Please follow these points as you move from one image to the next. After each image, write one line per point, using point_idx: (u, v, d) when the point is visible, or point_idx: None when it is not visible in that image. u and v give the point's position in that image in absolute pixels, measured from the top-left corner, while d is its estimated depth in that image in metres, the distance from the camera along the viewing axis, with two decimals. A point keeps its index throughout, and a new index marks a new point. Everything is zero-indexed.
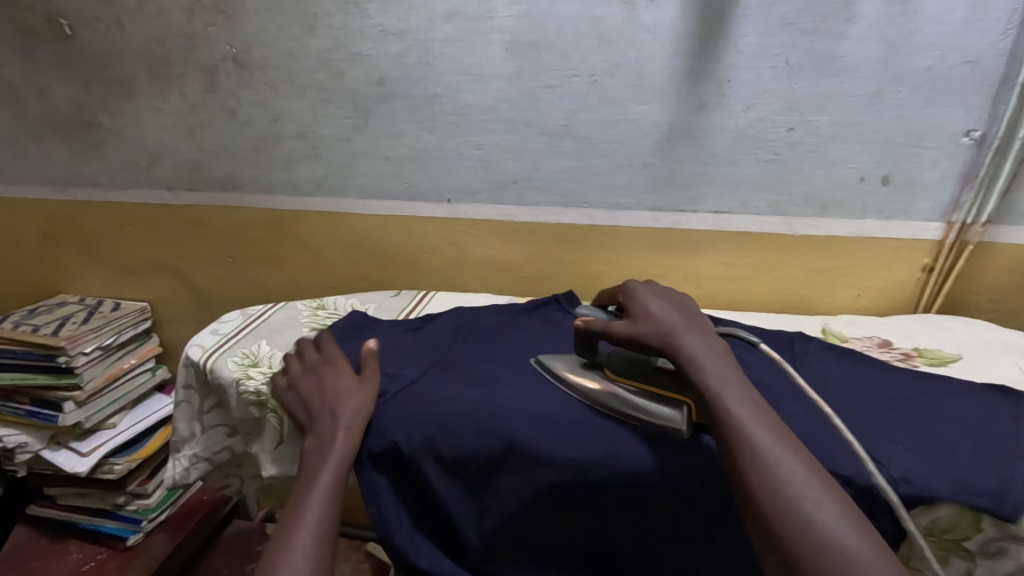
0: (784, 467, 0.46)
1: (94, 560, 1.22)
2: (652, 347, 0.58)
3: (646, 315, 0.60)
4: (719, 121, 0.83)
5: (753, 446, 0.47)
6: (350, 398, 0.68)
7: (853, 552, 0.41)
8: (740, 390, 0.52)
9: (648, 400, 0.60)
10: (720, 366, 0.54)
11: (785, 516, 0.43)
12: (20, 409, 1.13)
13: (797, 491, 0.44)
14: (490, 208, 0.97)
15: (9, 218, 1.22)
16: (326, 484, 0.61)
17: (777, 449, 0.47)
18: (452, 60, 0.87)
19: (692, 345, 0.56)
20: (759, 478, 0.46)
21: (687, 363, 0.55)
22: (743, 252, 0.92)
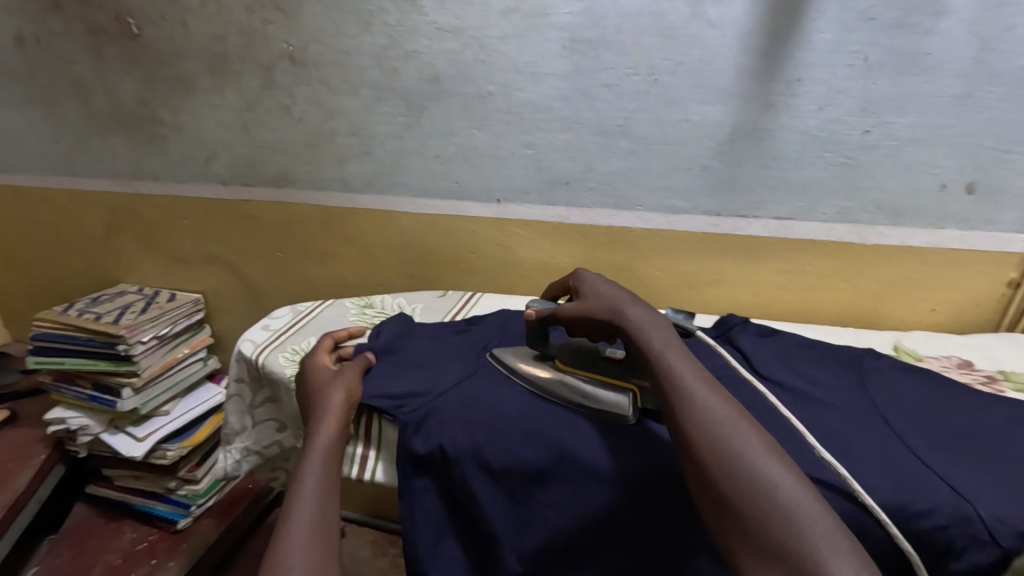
0: (714, 410, 0.49)
1: (147, 540, 1.26)
2: (600, 320, 0.63)
3: (595, 294, 0.66)
4: (786, 123, 0.79)
5: (688, 395, 0.50)
6: (332, 385, 0.68)
7: (778, 482, 0.43)
8: (676, 348, 0.56)
9: (598, 387, 0.65)
10: (663, 331, 0.58)
11: (717, 452, 0.46)
12: (83, 393, 1.18)
13: (726, 430, 0.47)
14: (540, 208, 0.95)
15: (75, 210, 1.27)
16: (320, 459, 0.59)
17: (709, 395, 0.50)
18: (507, 58, 0.85)
19: (636, 313, 0.61)
20: (692, 422, 0.48)
21: (635, 330, 0.59)
22: (808, 260, 0.87)
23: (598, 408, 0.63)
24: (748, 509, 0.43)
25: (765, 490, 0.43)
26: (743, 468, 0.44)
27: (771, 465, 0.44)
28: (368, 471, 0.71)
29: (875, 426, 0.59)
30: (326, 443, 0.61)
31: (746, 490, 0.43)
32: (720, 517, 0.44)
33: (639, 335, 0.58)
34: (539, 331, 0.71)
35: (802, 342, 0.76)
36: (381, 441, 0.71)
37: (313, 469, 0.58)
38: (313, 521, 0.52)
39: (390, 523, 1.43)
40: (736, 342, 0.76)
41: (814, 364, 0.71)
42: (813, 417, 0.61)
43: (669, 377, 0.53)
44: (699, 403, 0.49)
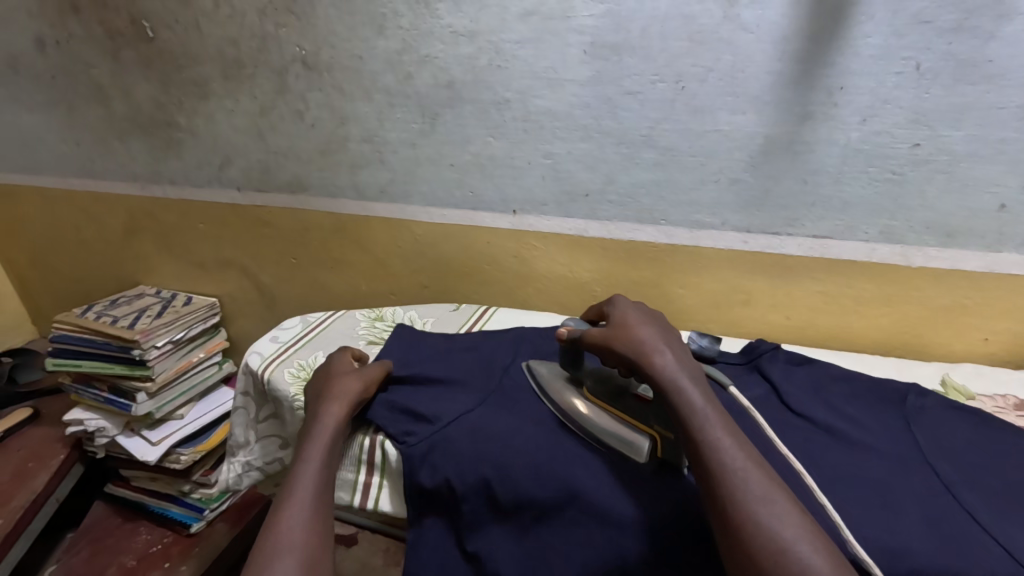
0: (791, 536, 0.42)
1: (161, 542, 1.26)
2: (629, 365, 0.57)
3: (626, 330, 0.60)
4: (827, 135, 0.73)
5: (759, 512, 0.44)
6: (344, 376, 0.70)
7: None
8: (729, 433, 0.49)
9: (618, 427, 0.59)
10: (711, 405, 0.51)
11: (782, 560, 0.41)
12: (100, 395, 1.19)
13: (790, 534, 0.42)
14: (557, 221, 0.91)
15: (96, 213, 1.28)
16: (318, 449, 0.61)
17: (781, 508, 0.44)
18: (525, 63, 0.81)
19: (670, 365, 0.55)
20: (763, 545, 0.42)
21: (671, 391, 0.53)
22: (846, 281, 0.81)
23: (616, 448, 0.58)
24: None
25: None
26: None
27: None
28: (371, 500, 0.69)
29: (920, 476, 0.54)
30: (333, 429, 0.64)
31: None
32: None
33: (674, 389, 0.53)
34: (572, 350, 0.66)
35: (836, 373, 0.70)
36: (385, 468, 0.68)
37: (316, 452, 0.61)
38: (314, 506, 0.55)
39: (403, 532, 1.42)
40: (765, 372, 0.71)
41: (852, 401, 0.65)
42: (851, 466, 0.56)
43: (729, 481, 0.46)
44: (769, 524, 0.43)
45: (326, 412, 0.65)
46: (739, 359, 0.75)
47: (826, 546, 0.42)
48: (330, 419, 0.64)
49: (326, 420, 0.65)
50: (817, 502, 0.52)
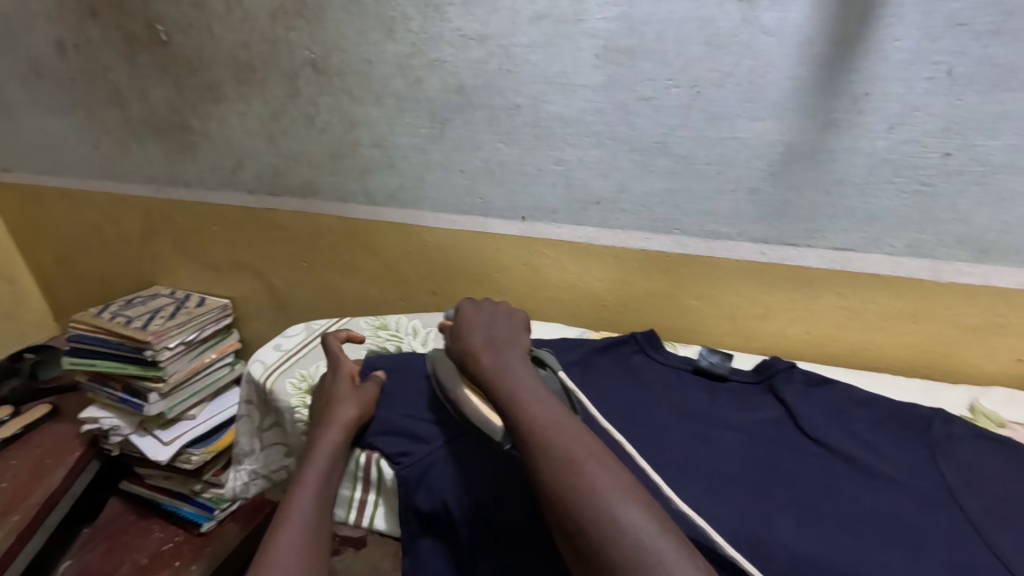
0: (584, 472, 0.47)
1: (172, 541, 1.28)
2: (462, 364, 0.64)
3: (462, 332, 0.67)
4: (851, 143, 0.69)
5: (554, 461, 0.48)
6: (341, 401, 0.67)
7: (659, 552, 0.41)
8: (534, 401, 0.55)
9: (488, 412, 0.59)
10: (519, 383, 0.57)
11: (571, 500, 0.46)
12: (114, 394, 1.21)
13: (574, 474, 0.47)
14: (569, 228, 0.89)
15: (114, 213, 1.29)
16: (311, 488, 0.59)
17: (573, 453, 0.49)
18: (536, 68, 0.79)
19: (489, 355, 0.62)
20: (558, 492, 0.47)
21: (490, 376, 0.59)
22: (871, 296, 0.77)
23: (482, 431, 0.59)
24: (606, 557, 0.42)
25: (652, 565, 0.41)
26: (617, 539, 0.42)
27: (648, 529, 0.43)
28: (367, 517, 0.68)
29: (946, 514, 0.51)
30: (326, 463, 0.62)
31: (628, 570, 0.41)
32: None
33: (492, 375, 0.59)
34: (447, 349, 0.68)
35: (857, 395, 0.67)
36: (381, 486, 0.66)
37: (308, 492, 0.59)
38: (305, 545, 0.54)
39: None
40: (779, 395, 0.67)
41: (873, 428, 0.62)
42: (868, 500, 0.53)
43: (533, 446, 0.50)
44: (560, 471, 0.47)
45: (319, 442, 0.63)
46: (752, 377, 0.72)
47: (616, 475, 0.47)
48: (322, 452, 0.62)
49: (320, 451, 0.62)
50: (833, 539, 0.50)
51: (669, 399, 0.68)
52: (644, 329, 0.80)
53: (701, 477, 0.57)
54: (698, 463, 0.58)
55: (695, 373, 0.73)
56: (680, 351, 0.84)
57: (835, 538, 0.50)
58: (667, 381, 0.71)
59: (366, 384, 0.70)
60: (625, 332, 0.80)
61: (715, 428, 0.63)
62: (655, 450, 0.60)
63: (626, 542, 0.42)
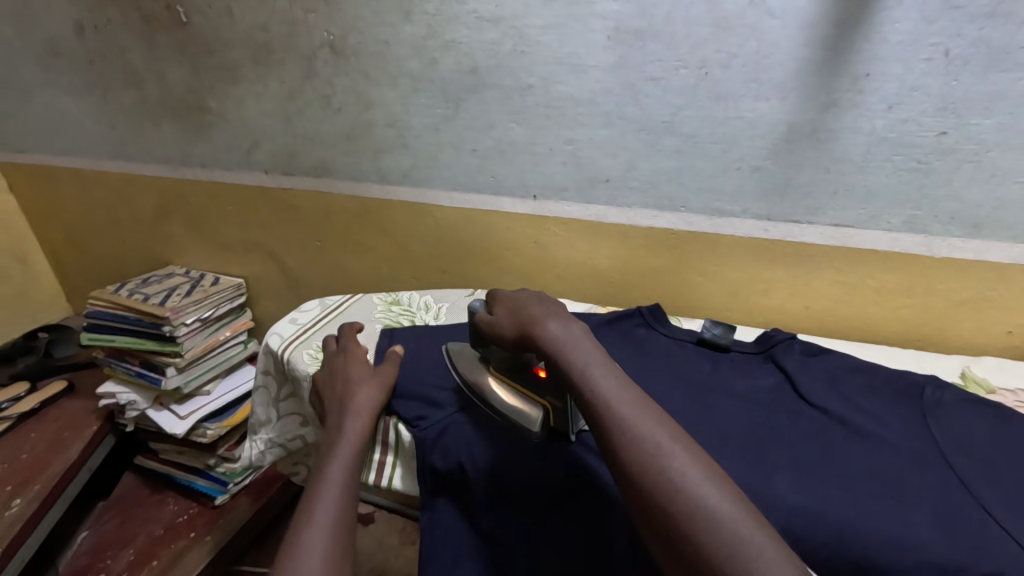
0: (673, 461, 0.46)
1: (187, 513, 1.31)
2: (521, 340, 0.62)
3: (514, 310, 0.65)
4: (852, 123, 0.72)
5: (640, 446, 0.47)
6: (364, 383, 0.68)
7: (755, 544, 0.41)
8: (610, 380, 0.53)
9: (515, 402, 0.64)
10: (591, 359, 0.56)
11: (656, 483, 0.45)
12: (131, 369, 1.24)
13: (661, 458, 0.46)
14: (578, 207, 0.92)
15: (129, 194, 1.32)
16: (340, 465, 0.59)
17: (660, 439, 0.47)
18: (548, 49, 0.82)
19: (555, 328, 0.60)
20: (643, 475, 0.46)
21: (559, 351, 0.57)
22: (868, 272, 0.81)
23: (517, 421, 0.63)
24: (697, 545, 0.42)
25: (751, 554, 0.40)
26: (709, 529, 0.42)
27: (741, 518, 0.42)
28: (385, 478, 0.71)
29: (934, 469, 0.55)
30: (351, 440, 0.62)
31: (723, 562, 0.40)
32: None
33: (557, 351, 0.57)
34: (474, 333, 0.71)
35: (853, 363, 0.70)
36: (398, 447, 0.70)
37: (337, 468, 0.58)
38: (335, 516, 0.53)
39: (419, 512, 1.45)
40: (780, 363, 0.71)
41: (867, 394, 0.65)
42: (860, 459, 0.57)
43: (613, 426, 0.49)
44: (643, 454, 0.47)
45: (344, 423, 0.64)
46: (753, 348, 0.75)
47: (705, 465, 0.46)
48: (346, 431, 0.63)
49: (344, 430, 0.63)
50: (827, 492, 0.53)
51: (675, 366, 0.71)
52: (650, 303, 0.83)
53: (703, 438, 0.60)
54: (701, 425, 0.62)
55: (698, 343, 0.76)
56: (685, 324, 0.87)
57: (829, 491, 0.53)
58: (672, 351, 0.74)
59: (387, 364, 0.72)
60: (631, 305, 0.83)
61: (717, 393, 0.67)
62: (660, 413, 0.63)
63: (719, 533, 0.41)
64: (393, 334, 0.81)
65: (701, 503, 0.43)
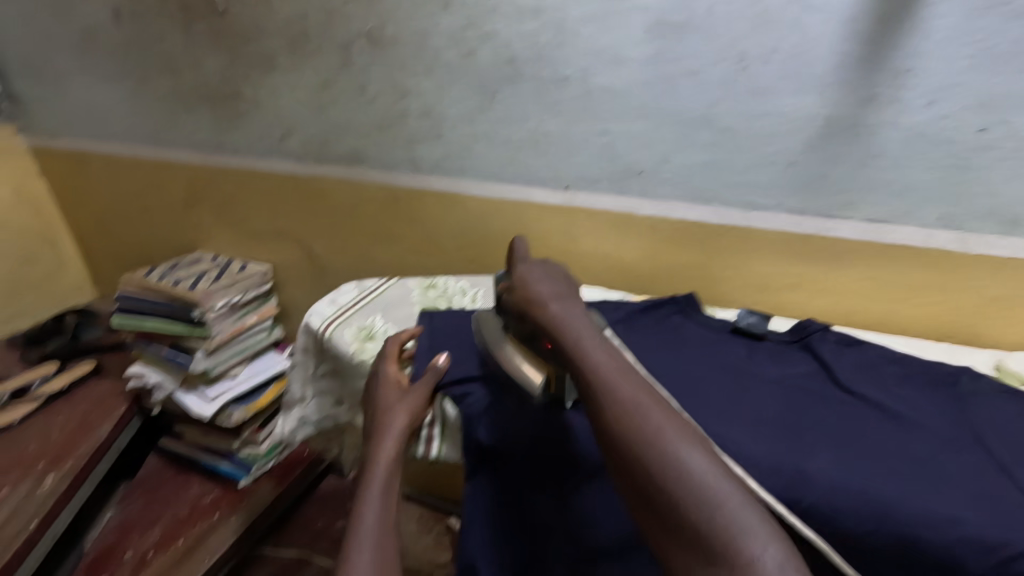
0: (649, 419, 0.47)
1: (211, 495, 1.33)
2: (523, 314, 0.64)
3: (523, 284, 0.66)
4: (890, 118, 0.73)
5: (621, 407, 0.49)
6: (400, 406, 0.67)
7: (721, 494, 0.42)
8: (598, 348, 0.55)
9: (518, 364, 0.66)
10: (583, 331, 0.57)
11: (633, 441, 0.46)
12: (160, 352, 1.26)
13: (639, 419, 0.47)
14: (610, 198, 0.93)
15: (160, 180, 1.34)
16: (376, 503, 0.59)
17: (639, 401, 0.49)
18: (587, 41, 0.83)
19: (554, 305, 0.61)
20: (621, 433, 0.47)
21: (554, 325, 0.59)
22: (900, 268, 0.81)
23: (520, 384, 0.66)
24: (668, 499, 0.43)
25: (715, 505, 0.41)
26: (680, 480, 0.43)
27: (712, 475, 0.43)
28: (434, 449, 0.73)
29: (971, 454, 0.56)
30: (386, 473, 0.62)
31: (691, 510, 0.41)
32: (669, 543, 0.42)
33: (553, 325, 0.59)
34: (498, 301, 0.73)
35: (888, 354, 0.71)
36: (445, 422, 0.73)
37: (371, 507, 0.58)
38: (379, 563, 0.53)
39: (436, 499, 1.47)
40: (815, 351, 0.72)
41: (903, 383, 0.66)
42: (896, 441, 0.58)
43: (596, 388, 0.51)
44: (623, 414, 0.48)
45: (378, 453, 0.63)
46: (788, 337, 0.75)
47: (681, 424, 0.47)
48: (381, 463, 0.62)
49: (379, 463, 0.62)
50: (866, 471, 0.54)
51: (711, 354, 0.72)
52: (683, 294, 0.84)
53: (741, 419, 0.61)
54: (740, 407, 0.63)
55: (733, 332, 0.77)
56: (717, 314, 0.88)
57: (865, 470, 0.54)
58: (706, 339, 0.75)
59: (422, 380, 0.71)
60: (664, 295, 0.84)
61: (753, 379, 0.68)
62: (699, 395, 0.64)
63: (687, 484, 0.42)
64: (432, 316, 0.82)
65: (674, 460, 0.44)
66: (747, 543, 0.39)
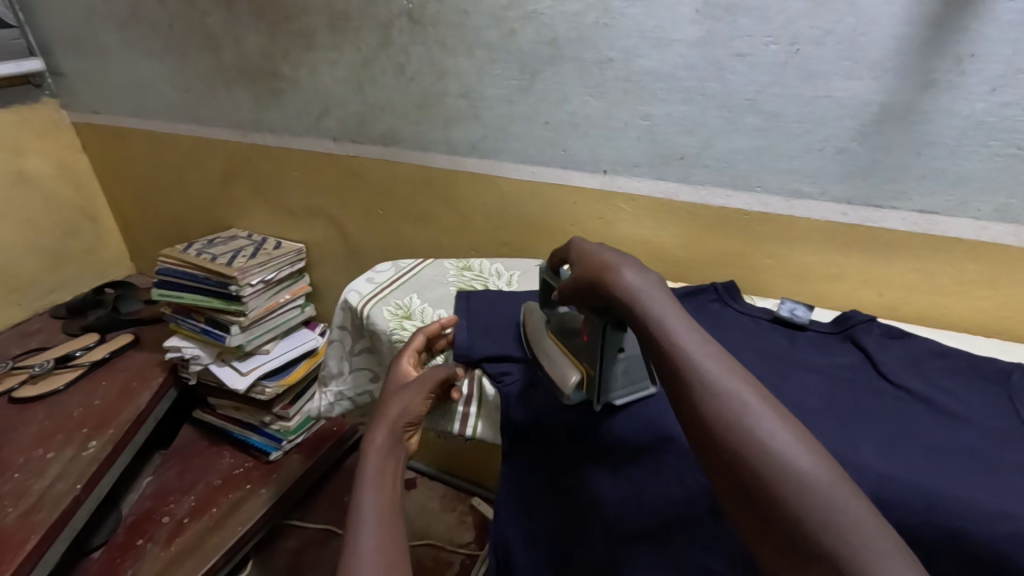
0: (760, 420, 0.42)
1: (243, 466, 1.37)
2: (589, 287, 0.59)
3: (585, 257, 0.62)
4: (949, 105, 0.70)
5: (726, 403, 0.43)
6: (400, 393, 0.67)
7: (849, 512, 0.37)
8: (690, 333, 0.49)
9: (555, 361, 0.66)
10: (670, 309, 0.51)
11: (740, 444, 0.41)
12: (197, 325, 1.29)
13: (747, 420, 0.42)
14: (649, 183, 0.92)
15: (198, 157, 1.36)
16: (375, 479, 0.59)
17: (746, 397, 0.43)
18: (632, 22, 0.81)
19: (631, 277, 0.55)
20: (725, 433, 0.42)
21: (634, 301, 0.53)
22: (950, 261, 0.79)
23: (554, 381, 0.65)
24: (786, 512, 0.38)
25: (845, 525, 0.36)
26: (801, 490, 0.38)
27: (838, 488, 0.38)
28: (470, 428, 0.74)
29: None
30: (384, 452, 0.62)
31: (813, 526, 0.37)
32: (785, 559, 0.38)
33: (632, 301, 0.53)
34: (546, 293, 0.73)
35: (936, 348, 0.69)
36: (482, 401, 0.74)
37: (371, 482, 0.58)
38: (383, 540, 0.52)
39: (459, 480, 1.48)
40: (859, 343, 0.70)
41: (951, 377, 0.64)
42: (946, 436, 0.56)
43: (692, 381, 0.46)
44: (728, 412, 0.43)
45: (372, 438, 0.63)
46: (830, 328, 0.74)
47: (798, 428, 0.42)
48: (379, 445, 0.62)
49: (373, 447, 0.62)
50: (913, 463, 0.53)
51: (752, 342, 0.71)
52: (722, 281, 0.83)
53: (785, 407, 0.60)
54: (782, 395, 0.62)
55: (773, 321, 0.75)
56: (755, 304, 0.87)
57: (914, 463, 0.53)
58: (746, 327, 0.75)
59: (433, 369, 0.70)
60: (702, 282, 0.83)
61: (796, 367, 0.67)
62: None
63: (810, 497, 0.38)
64: (469, 297, 0.83)
65: (792, 469, 0.39)
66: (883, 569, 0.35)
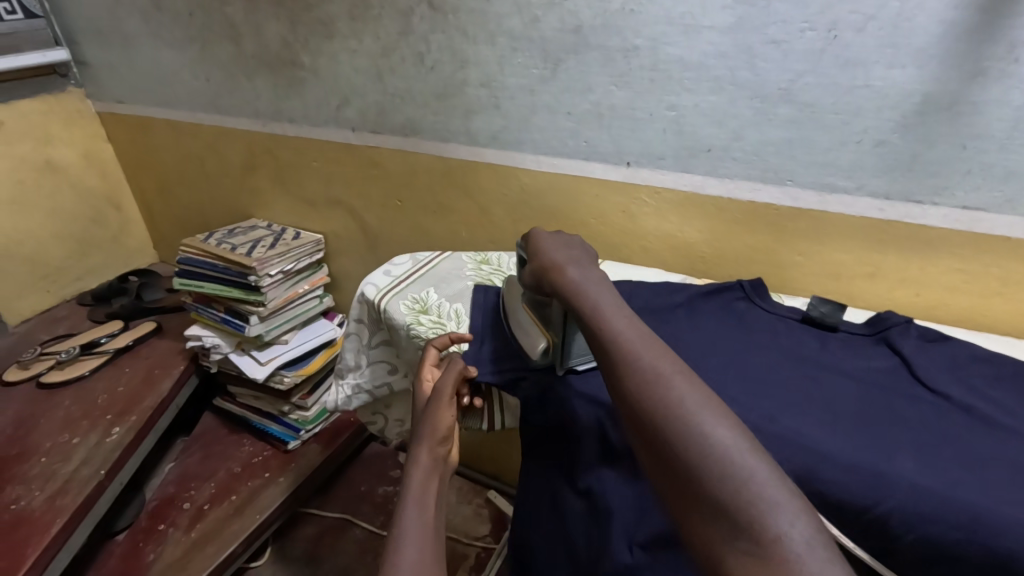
0: (674, 391, 0.44)
1: (261, 454, 1.38)
2: (540, 279, 0.64)
3: (538, 253, 0.67)
4: (997, 96, 0.66)
5: (643, 378, 0.46)
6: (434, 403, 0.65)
7: (745, 468, 0.39)
8: (623, 320, 0.53)
9: (526, 329, 0.70)
10: (607, 300, 0.56)
11: (654, 414, 0.44)
12: (217, 315, 1.30)
13: (662, 390, 0.45)
14: (674, 176, 0.89)
15: (219, 147, 1.37)
16: (419, 495, 0.58)
17: (663, 370, 0.46)
18: (661, 8, 0.78)
19: (574, 273, 0.61)
20: (643, 406, 0.45)
21: (574, 293, 0.58)
22: (993, 260, 0.75)
23: (524, 348, 0.69)
24: (690, 473, 0.40)
25: (741, 479, 0.38)
26: (706, 451, 0.40)
27: (739, 448, 0.40)
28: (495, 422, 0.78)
29: None
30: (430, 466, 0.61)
31: (718, 484, 0.39)
32: (692, 516, 0.40)
33: (571, 294, 0.58)
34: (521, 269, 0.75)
35: (977, 353, 0.65)
36: (503, 401, 0.76)
37: (415, 498, 0.57)
38: (420, 558, 0.51)
39: (474, 473, 1.48)
40: (895, 347, 0.67)
41: (993, 384, 0.61)
42: (988, 446, 0.53)
43: (620, 359, 0.49)
44: (644, 386, 0.46)
45: (415, 459, 0.61)
46: (863, 330, 0.71)
47: (708, 394, 0.44)
48: (425, 460, 0.61)
49: (417, 470, 0.60)
50: (954, 475, 0.50)
51: (780, 343, 0.69)
52: (749, 278, 0.80)
53: (814, 411, 0.58)
54: (813, 400, 0.60)
55: (802, 322, 0.73)
56: (783, 302, 0.84)
57: (957, 475, 0.50)
58: (775, 326, 0.72)
59: (445, 375, 0.67)
60: (728, 280, 0.81)
61: (826, 370, 0.64)
62: (767, 384, 0.61)
63: (712, 456, 0.40)
64: (487, 290, 0.82)
65: (699, 434, 0.41)
66: (776, 518, 0.36)
